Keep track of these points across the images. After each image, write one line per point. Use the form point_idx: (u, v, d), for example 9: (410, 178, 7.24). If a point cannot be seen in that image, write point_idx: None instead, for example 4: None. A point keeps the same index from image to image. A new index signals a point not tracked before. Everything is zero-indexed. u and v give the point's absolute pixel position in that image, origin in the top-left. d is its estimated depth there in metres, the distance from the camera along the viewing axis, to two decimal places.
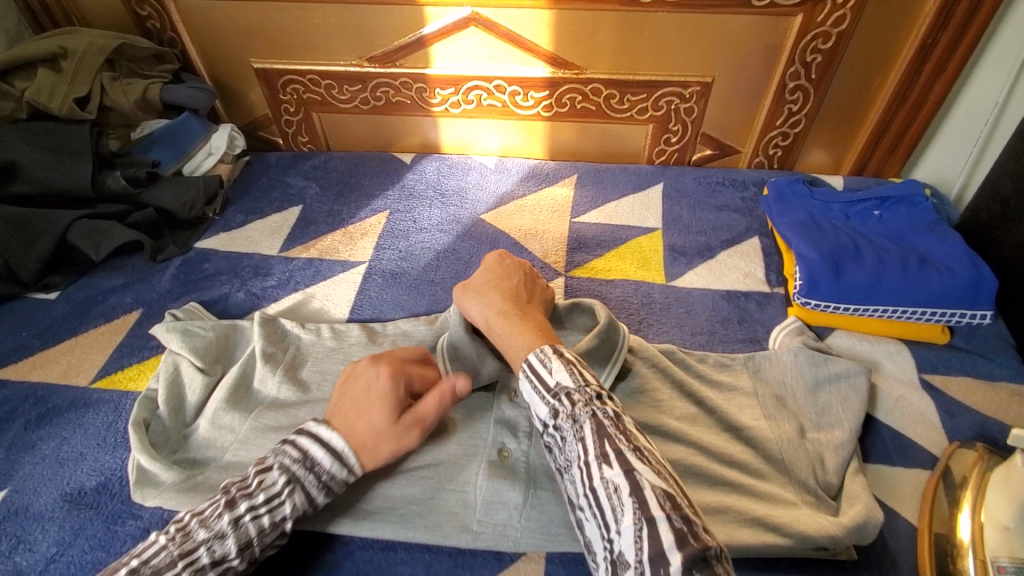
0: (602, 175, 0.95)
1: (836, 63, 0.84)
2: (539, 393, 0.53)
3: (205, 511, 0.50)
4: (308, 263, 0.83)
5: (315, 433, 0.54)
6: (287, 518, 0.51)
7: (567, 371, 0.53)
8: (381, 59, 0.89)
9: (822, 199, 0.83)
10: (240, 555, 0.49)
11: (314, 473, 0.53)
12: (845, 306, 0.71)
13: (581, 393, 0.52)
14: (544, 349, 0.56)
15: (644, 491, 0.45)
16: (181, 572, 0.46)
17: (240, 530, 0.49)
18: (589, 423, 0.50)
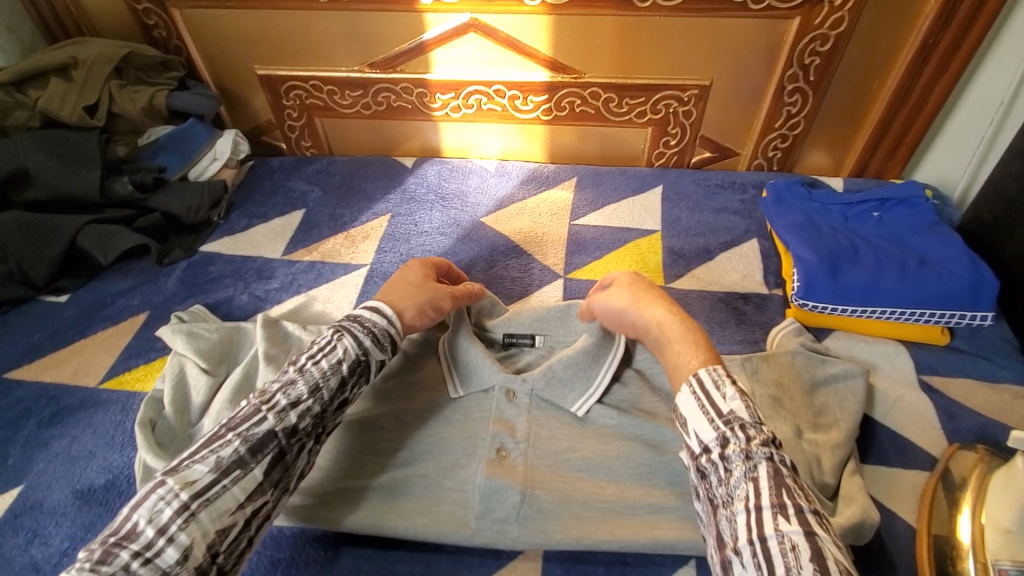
0: (601, 178, 0.96)
1: (835, 64, 0.85)
2: (708, 414, 0.48)
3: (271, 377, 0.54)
4: (311, 266, 0.84)
5: (359, 309, 0.60)
6: (343, 359, 0.54)
7: (744, 401, 0.48)
8: (383, 65, 0.91)
9: (821, 201, 0.83)
10: (313, 395, 0.52)
11: (359, 323, 0.58)
12: (843, 308, 0.71)
13: (756, 429, 0.46)
14: (717, 369, 0.51)
15: (829, 561, 0.38)
16: (267, 414, 0.49)
17: (306, 375, 0.53)
18: (765, 465, 0.44)
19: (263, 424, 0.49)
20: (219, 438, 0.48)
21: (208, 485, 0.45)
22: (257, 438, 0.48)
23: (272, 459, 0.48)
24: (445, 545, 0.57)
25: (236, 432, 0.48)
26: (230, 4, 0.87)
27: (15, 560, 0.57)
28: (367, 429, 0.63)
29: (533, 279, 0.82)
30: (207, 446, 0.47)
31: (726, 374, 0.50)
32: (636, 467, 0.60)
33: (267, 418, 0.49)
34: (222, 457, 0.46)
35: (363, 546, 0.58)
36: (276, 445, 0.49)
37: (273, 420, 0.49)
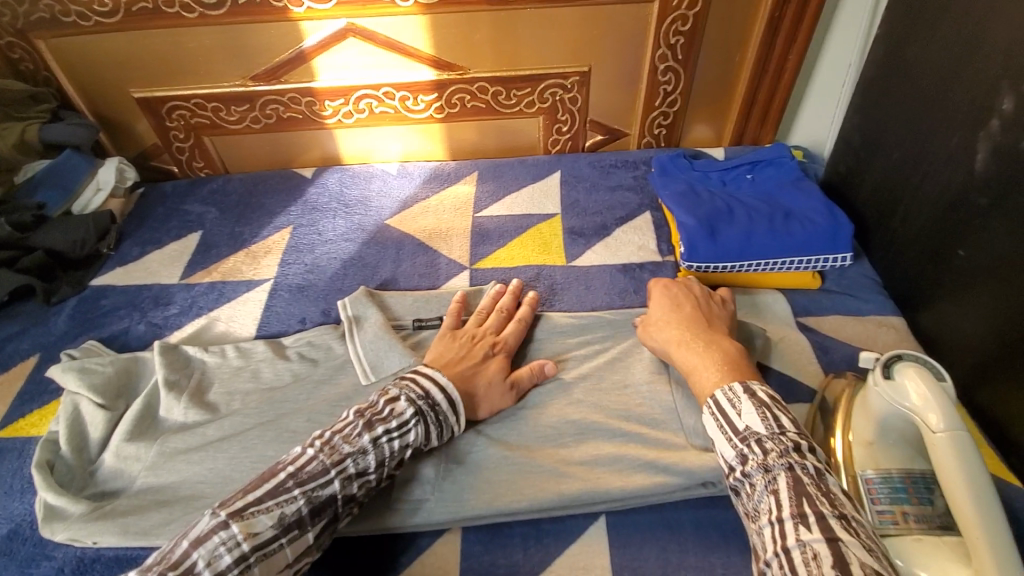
0: (502, 169, 0.98)
1: (698, 42, 0.91)
2: (726, 434, 0.54)
3: (346, 430, 0.55)
4: (211, 287, 0.82)
5: (440, 378, 0.60)
6: (411, 444, 0.56)
7: (760, 416, 0.53)
8: (266, 76, 0.90)
9: (702, 168, 0.89)
10: (377, 470, 0.54)
11: (435, 411, 0.58)
12: (723, 265, 0.76)
13: (775, 443, 0.51)
14: (731, 387, 0.56)
15: (851, 564, 0.42)
16: (335, 479, 0.52)
17: (378, 449, 0.54)
18: (785, 476, 0.49)
19: (329, 489, 0.51)
20: (284, 491, 0.50)
21: (268, 541, 0.48)
22: (320, 500, 0.51)
23: (325, 524, 0.52)
24: (363, 538, 0.58)
25: (302, 489, 0.51)
26: (93, 27, 0.84)
27: None
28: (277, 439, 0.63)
29: (440, 273, 0.83)
30: (274, 497, 0.50)
31: (743, 392, 0.55)
32: (544, 435, 0.63)
33: (333, 484, 0.52)
34: (286, 513, 0.49)
35: None
36: (333, 510, 0.52)
37: (338, 487, 0.52)
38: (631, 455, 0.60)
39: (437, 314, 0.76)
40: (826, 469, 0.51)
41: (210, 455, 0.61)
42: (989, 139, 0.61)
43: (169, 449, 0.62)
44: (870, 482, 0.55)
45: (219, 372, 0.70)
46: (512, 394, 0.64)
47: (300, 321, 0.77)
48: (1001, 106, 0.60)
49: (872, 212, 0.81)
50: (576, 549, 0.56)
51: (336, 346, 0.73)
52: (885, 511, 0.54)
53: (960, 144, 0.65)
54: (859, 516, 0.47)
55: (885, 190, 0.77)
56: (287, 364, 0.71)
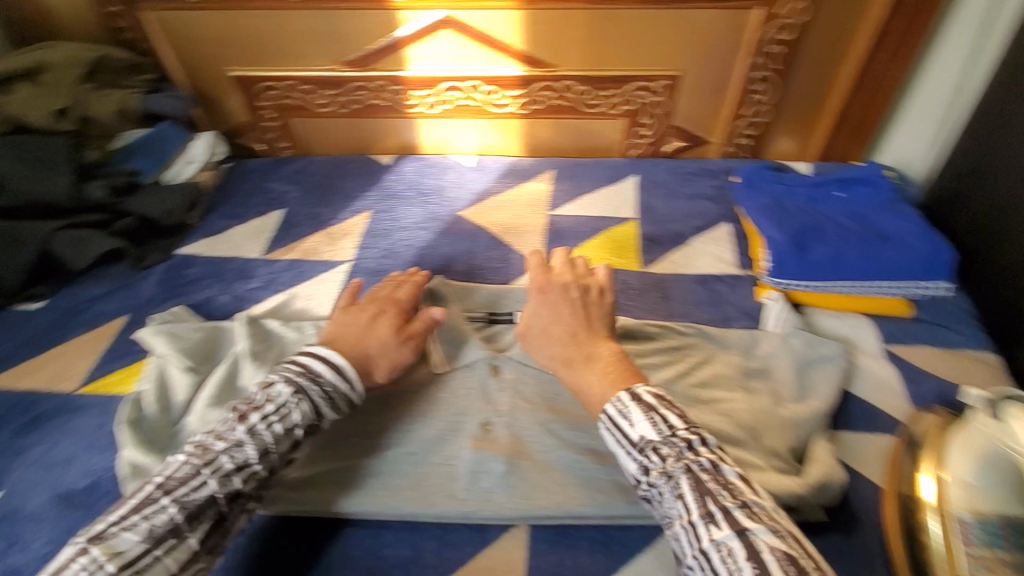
0: (578, 169, 0.98)
1: (796, 53, 0.88)
2: (624, 448, 0.52)
3: (217, 429, 0.53)
4: (291, 264, 0.84)
5: (320, 354, 0.58)
6: (298, 424, 0.55)
7: (648, 420, 0.52)
8: (359, 63, 0.91)
9: (788, 183, 0.86)
10: (260, 460, 0.53)
11: (318, 385, 0.56)
12: (812, 283, 0.74)
13: (670, 447, 0.51)
14: (620, 396, 0.55)
15: (763, 554, 0.44)
16: (208, 479, 0.50)
17: (256, 438, 0.53)
18: (685, 479, 0.49)
19: (202, 491, 0.50)
20: (151, 502, 0.48)
21: (137, 556, 0.46)
22: (196, 505, 0.49)
23: (210, 525, 0.50)
24: (430, 525, 0.58)
25: (172, 496, 0.49)
26: (203, 6, 0.87)
27: None
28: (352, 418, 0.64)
29: (514, 269, 0.83)
30: (140, 511, 0.48)
31: (631, 400, 0.54)
32: None
33: (208, 484, 0.50)
34: (156, 526, 0.47)
35: (352, 532, 0.57)
36: (214, 512, 0.50)
37: (215, 486, 0.50)
38: None
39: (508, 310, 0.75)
40: (722, 459, 0.51)
41: None
42: None
43: (249, 417, 0.64)
44: (964, 523, 0.51)
45: (298, 348, 0.71)
46: (410, 348, 0.63)
47: None
48: None
49: (974, 241, 0.76)
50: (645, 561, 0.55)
51: None
52: (978, 555, 0.49)
53: None
54: (760, 500, 0.48)
55: (993, 220, 0.73)
56: None
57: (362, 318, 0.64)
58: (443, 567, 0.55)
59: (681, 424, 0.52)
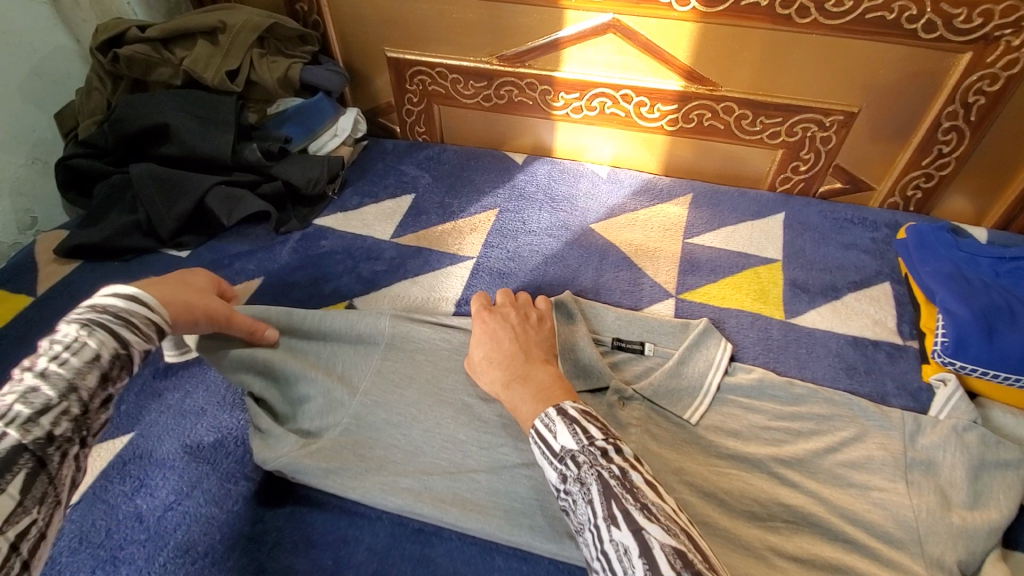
0: (720, 197, 0.91)
1: (1002, 106, 0.77)
2: (547, 459, 0.50)
3: (2, 390, 0.42)
4: (419, 252, 0.85)
5: (93, 297, 0.50)
6: (99, 351, 0.45)
7: (570, 433, 0.50)
8: (512, 58, 0.90)
9: (969, 251, 0.75)
10: (65, 398, 0.43)
11: (101, 313, 0.48)
12: (998, 374, 0.64)
13: (585, 453, 0.48)
14: (549, 412, 0.52)
15: (655, 552, 0.41)
16: (8, 427, 0.39)
17: (53, 376, 0.43)
18: (595, 483, 0.46)
19: (3, 440, 0.38)
20: None
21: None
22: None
23: (27, 479, 0.38)
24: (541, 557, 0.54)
25: None
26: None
27: (121, 507, 0.57)
28: (471, 423, 0.63)
29: (643, 295, 0.79)
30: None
31: (558, 416, 0.51)
32: (750, 510, 0.56)
33: (10, 433, 0.39)
34: None
35: (462, 547, 0.55)
36: (27, 463, 0.39)
37: (20, 434, 0.39)
38: (860, 567, 0.52)
39: (638, 338, 0.72)
40: (635, 467, 0.48)
41: (408, 421, 0.63)
42: None
43: (372, 404, 0.64)
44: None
45: (421, 340, 0.71)
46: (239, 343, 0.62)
47: None
48: None
49: None
50: None
51: None
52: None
53: None
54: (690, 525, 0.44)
55: None
56: None
57: (482, 331, 0.66)
58: None
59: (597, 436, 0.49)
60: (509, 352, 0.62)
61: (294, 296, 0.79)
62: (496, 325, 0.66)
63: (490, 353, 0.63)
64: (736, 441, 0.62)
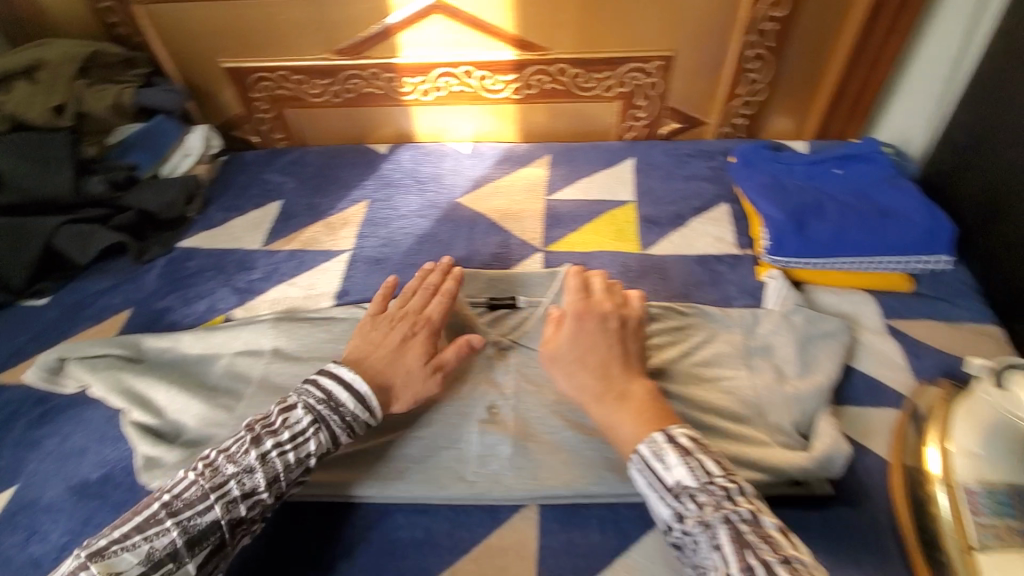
0: (574, 153, 0.98)
1: (790, 30, 0.87)
2: (658, 492, 0.50)
3: (231, 448, 0.54)
4: (292, 254, 0.85)
5: (343, 373, 0.58)
6: (312, 454, 0.55)
7: (686, 466, 0.50)
8: (350, 51, 0.93)
9: (785, 162, 0.86)
10: (268, 489, 0.53)
11: (338, 413, 0.56)
12: (813, 261, 0.74)
13: (706, 494, 0.49)
14: (653, 438, 0.53)
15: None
16: (214, 504, 0.51)
17: (268, 465, 0.53)
18: (724, 530, 0.47)
19: (207, 516, 0.50)
20: (155, 522, 0.49)
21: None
22: (197, 531, 0.50)
23: (209, 552, 0.50)
24: (440, 506, 0.59)
25: (175, 520, 0.50)
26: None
27: (14, 559, 0.57)
28: None
29: (513, 254, 0.83)
30: (142, 531, 0.49)
31: (666, 442, 0.52)
32: None
33: (213, 509, 0.51)
34: (155, 548, 0.48)
35: (364, 514, 0.58)
36: (216, 539, 0.50)
37: (219, 512, 0.51)
38: (714, 446, 0.59)
39: (510, 294, 0.76)
40: (762, 510, 0.48)
41: None
42: None
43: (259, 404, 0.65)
44: (973, 493, 0.54)
45: (302, 336, 0.72)
46: (437, 379, 0.61)
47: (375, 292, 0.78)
48: None
49: (971, 213, 0.77)
50: (654, 536, 0.56)
51: None
52: (987, 524, 0.52)
53: None
54: (804, 559, 0.45)
55: (992, 191, 0.73)
56: None
57: (569, 334, 0.60)
58: (456, 548, 0.56)
59: (719, 471, 0.50)
60: (585, 360, 0.59)
61: (167, 320, 0.77)
62: (605, 323, 0.61)
63: (593, 359, 0.59)
64: None
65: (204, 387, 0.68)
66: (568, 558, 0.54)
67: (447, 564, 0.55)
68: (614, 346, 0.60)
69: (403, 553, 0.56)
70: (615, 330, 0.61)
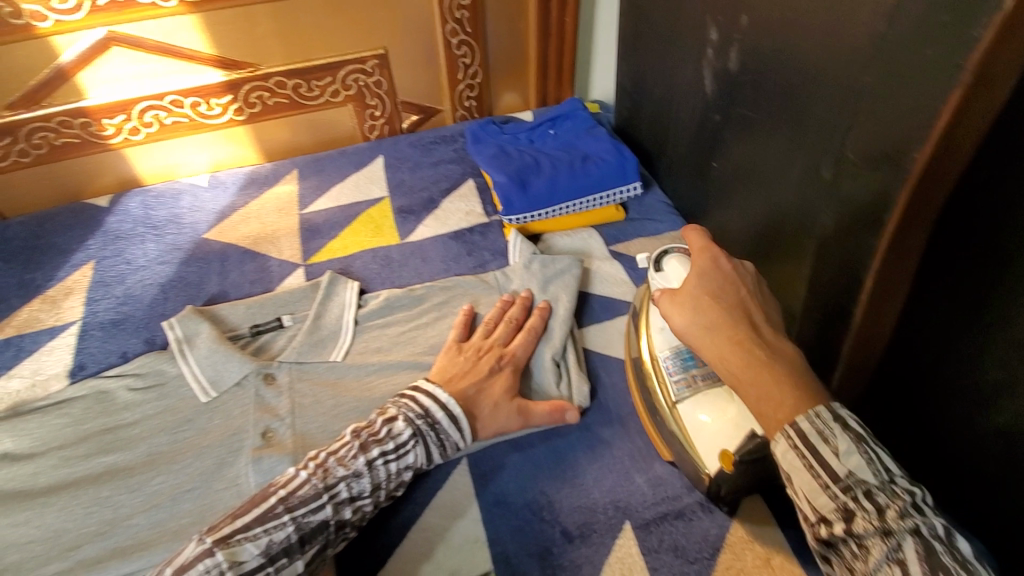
0: (322, 163, 0.97)
1: (482, 14, 0.96)
2: (824, 478, 0.41)
3: (340, 452, 0.56)
4: (6, 343, 0.73)
5: (433, 390, 0.61)
6: (410, 465, 0.58)
7: (862, 452, 0.41)
8: (23, 102, 0.82)
9: (509, 132, 0.96)
10: (371, 495, 0.55)
11: (436, 430, 0.59)
12: (539, 212, 0.84)
13: (887, 492, 0.39)
14: (821, 415, 0.42)
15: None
16: (326, 505, 0.53)
17: (373, 472, 0.56)
18: (914, 545, 0.37)
19: (320, 515, 0.52)
20: (274, 517, 0.51)
21: (254, 568, 0.49)
22: (310, 526, 0.52)
23: (316, 550, 0.52)
24: None
25: (292, 515, 0.51)
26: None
27: None
28: (116, 478, 0.59)
29: (273, 276, 0.81)
30: (263, 523, 0.51)
31: (835, 421, 0.42)
32: None
33: (325, 509, 0.53)
34: (274, 541, 0.50)
35: None
36: (324, 537, 0.52)
37: (330, 512, 0.53)
38: None
39: (274, 316, 0.75)
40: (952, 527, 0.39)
41: (38, 512, 0.57)
42: (709, 66, 0.73)
43: None
44: (667, 360, 0.60)
45: (31, 430, 0.64)
46: (519, 418, 0.63)
47: (119, 357, 0.71)
48: (709, 37, 0.71)
49: (651, 145, 0.93)
50: (444, 492, 0.61)
51: (168, 367, 0.69)
52: (680, 380, 0.58)
53: (692, 73, 0.76)
54: None
55: (656, 124, 0.89)
56: (115, 403, 0.66)
57: (718, 276, 0.52)
58: None
59: (902, 471, 0.41)
60: (751, 310, 0.50)
61: None
62: (740, 272, 0.53)
63: (730, 312, 0.50)
64: (377, 355, 0.71)
65: None
66: (369, 543, 0.57)
67: None
68: (757, 298, 0.52)
69: None
70: (746, 281, 0.53)
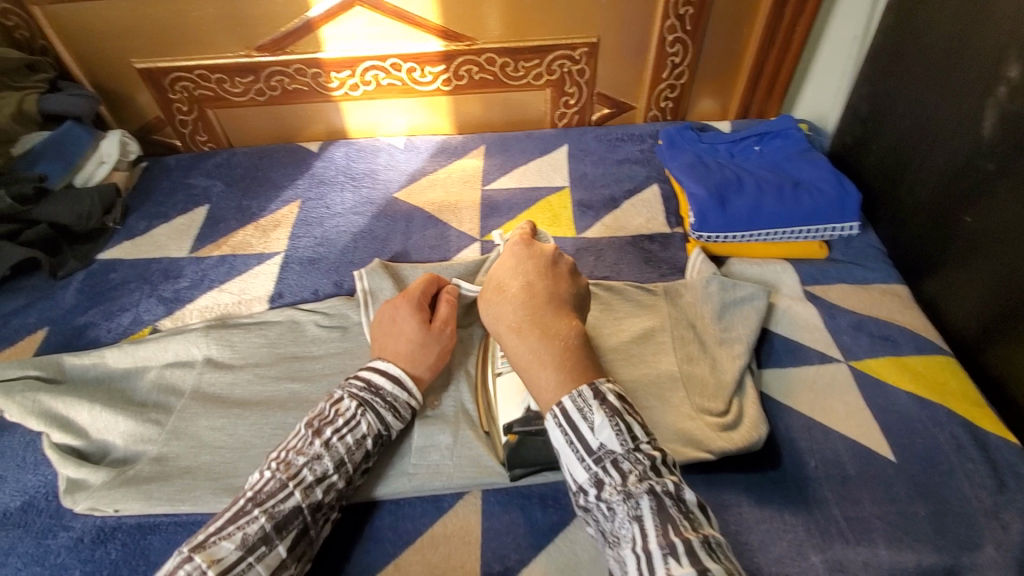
0: (509, 143, 0.98)
1: (707, 14, 0.90)
2: (579, 453, 0.48)
3: (295, 444, 0.52)
4: (221, 260, 0.82)
5: (375, 366, 0.58)
6: (367, 435, 0.54)
7: (613, 430, 0.47)
8: (270, 47, 0.90)
9: (708, 141, 0.90)
10: (337, 472, 0.52)
11: (382, 396, 0.56)
12: (734, 234, 0.78)
13: (630, 462, 0.47)
14: (582, 392, 0.49)
15: None
16: (293, 491, 0.49)
17: (332, 450, 0.52)
18: (647, 499, 0.44)
19: (289, 501, 0.49)
20: (244, 513, 0.48)
21: (234, 563, 0.45)
22: (282, 516, 0.48)
23: (296, 535, 0.48)
24: (384, 501, 0.58)
25: (261, 507, 0.48)
26: None
27: None
28: (298, 406, 0.63)
29: (450, 245, 0.83)
30: (234, 521, 0.47)
31: (596, 401, 0.49)
32: None
33: (293, 495, 0.49)
34: (248, 534, 0.46)
35: None
36: (300, 522, 0.49)
37: (300, 497, 0.49)
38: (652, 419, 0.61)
39: None
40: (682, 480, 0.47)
41: (232, 421, 0.62)
42: (997, 106, 0.63)
43: (191, 414, 0.63)
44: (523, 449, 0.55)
45: (233, 343, 0.70)
46: (446, 331, 0.62)
47: (311, 293, 0.77)
48: (1009, 74, 0.61)
49: (878, 182, 0.83)
50: None
51: (352, 314, 0.73)
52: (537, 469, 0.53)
53: (969, 112, 0.67)
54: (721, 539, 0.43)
55: (892, 159, 0.79)
56: (302, 335, 0.71)
57: (513, 266, 0.60)
58: (400, 539, 0.55)
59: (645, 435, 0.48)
60: (536, 295, 0.56)
61: (87, 337, 0.73)
62: (535, 259, 0.60)
63: (511, 305, 0.56)
64: None
65: (132, 403, 0.65)
66: (510, 538, 0.55)
67: (391, 556, 0.54)
68: (545, 283, 0.58)
69: (346, 547, 0.55)
70: (550, 270, 0.59)
